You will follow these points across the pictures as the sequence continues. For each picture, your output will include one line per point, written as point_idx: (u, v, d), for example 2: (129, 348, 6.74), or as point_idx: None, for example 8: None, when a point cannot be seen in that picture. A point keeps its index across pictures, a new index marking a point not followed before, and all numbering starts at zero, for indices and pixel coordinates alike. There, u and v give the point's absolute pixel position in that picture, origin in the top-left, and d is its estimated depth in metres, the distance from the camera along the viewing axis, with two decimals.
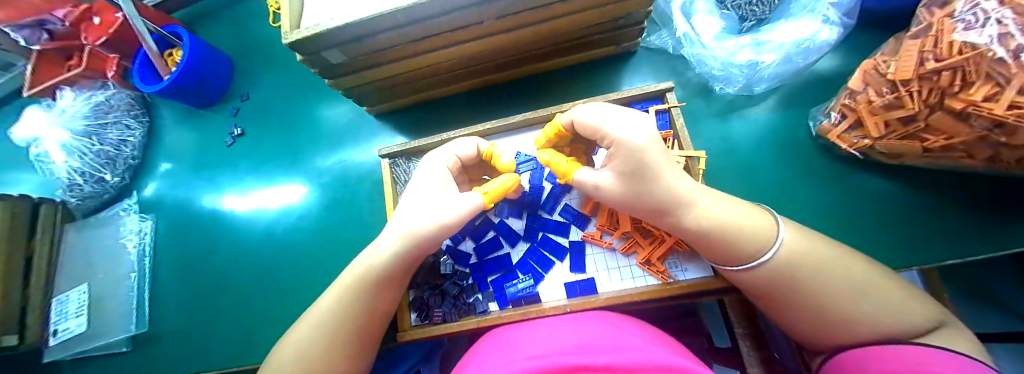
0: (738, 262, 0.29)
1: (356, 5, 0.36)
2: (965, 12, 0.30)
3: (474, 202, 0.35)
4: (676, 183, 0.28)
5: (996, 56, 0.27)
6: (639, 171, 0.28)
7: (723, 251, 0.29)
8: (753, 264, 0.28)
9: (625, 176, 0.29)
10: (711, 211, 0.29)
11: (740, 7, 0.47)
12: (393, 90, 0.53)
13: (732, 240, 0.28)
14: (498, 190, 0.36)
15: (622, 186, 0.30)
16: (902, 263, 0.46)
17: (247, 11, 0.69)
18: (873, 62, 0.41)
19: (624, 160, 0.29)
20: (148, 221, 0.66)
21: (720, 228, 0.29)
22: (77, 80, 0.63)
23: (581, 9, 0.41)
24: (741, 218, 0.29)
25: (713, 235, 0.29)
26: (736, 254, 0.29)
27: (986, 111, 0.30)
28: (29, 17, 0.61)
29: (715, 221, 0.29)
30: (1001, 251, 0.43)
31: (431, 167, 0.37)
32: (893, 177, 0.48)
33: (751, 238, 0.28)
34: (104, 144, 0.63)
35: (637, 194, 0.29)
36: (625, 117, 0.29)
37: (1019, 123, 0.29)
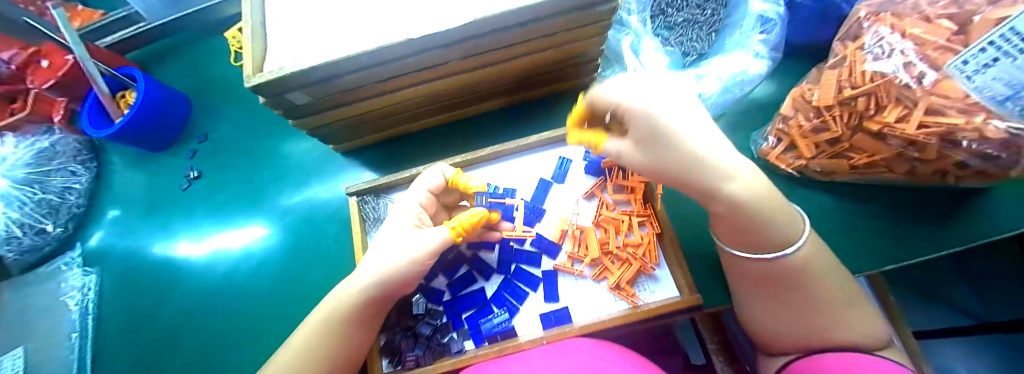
0: (764, 249, 0.28)
1: (322, 51, 0.37)
2: (874, 45, 0.36)
3: (441, 235, 0.36)
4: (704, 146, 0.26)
5: (902, 83, 0.32)
6: (653, 138, 0.27)
7: (757, 233, 0.28)
8: (774, 253, 0.28)
9: (642, 143, 0.28)
10: (749, 179, 0.26)
11: (683, 44, 0.55)
12: (360, 128, 0.53)
13: (768, 224, 0.27)
14: (465, 223, 0.37)
15: (642, 156, 0.29)
16: (855, 268, 0.49)
17: (209, 49, 0.68)
18: (800, 91, 0.46)
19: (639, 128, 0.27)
20: (92, 275, 0.61)
21: (763, 211, 0.26)
22: (20, 126, 0.60)
23: (540, 49, 0.44)
24: (775, 200, 0.27)
25: (754, 213, 0.26)
26: (769, 239, 0.28)
27: (899, 131, 0.34)
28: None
29: (755, 194, 0.26)
30: (941, 251, 0.47)
31: (405, 206, 0.40)
32: (834, 192, 0.52)
33: (783, 225, 0.27)
34: (47, 192, 0.60)
35: (657, 160, 0.28)
36: (643, 89, 0.27)
37: (929, 141, 0.33)
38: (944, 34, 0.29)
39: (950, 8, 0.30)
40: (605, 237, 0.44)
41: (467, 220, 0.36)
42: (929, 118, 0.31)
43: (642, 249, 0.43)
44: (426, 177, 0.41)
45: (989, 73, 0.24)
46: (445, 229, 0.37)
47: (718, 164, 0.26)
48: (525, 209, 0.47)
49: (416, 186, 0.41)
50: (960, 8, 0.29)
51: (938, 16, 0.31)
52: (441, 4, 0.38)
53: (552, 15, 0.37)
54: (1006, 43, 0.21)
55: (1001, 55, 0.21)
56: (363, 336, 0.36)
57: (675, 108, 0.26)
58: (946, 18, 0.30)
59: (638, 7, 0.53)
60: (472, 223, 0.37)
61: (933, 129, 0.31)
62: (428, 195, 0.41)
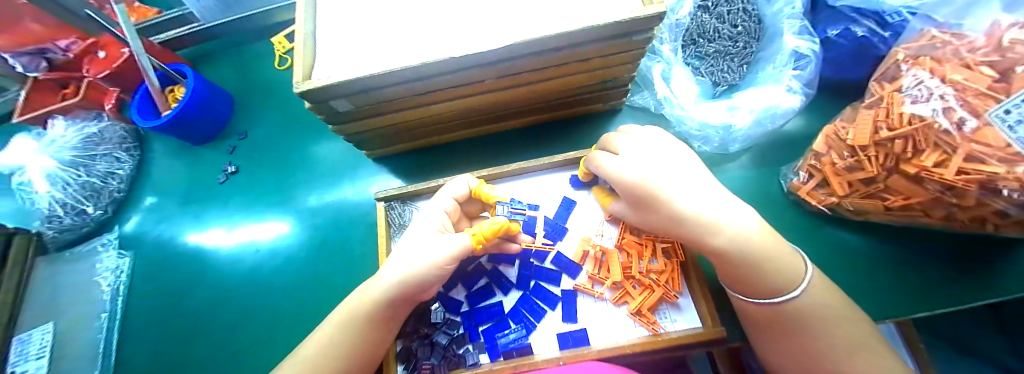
0: (768, 295, 0.30)
1: (368, 63, 0.39)
2: (913, 88, 0.36)
3: (462, 242, 0.34)
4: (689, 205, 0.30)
5: (941, 128, 0.32)
6: (643, 202, 0.33)
7: (754, 280, 0.30)
8: (775, 295, 0.29)
9: (638, 206, 0.34)
10: (741, 231, 0.29)
11: (713, 74, 0.55)
12: (393, 137, 0.55)
13: (759, 267, 0.29)
14: (487, 232, 0.36)
15: (641, 215, 0.35)
16: (882, 314, 0.48)
17: (253, 50, 0.72)
18: (834, 129, 0.46)
19: (630, 194, 0.34)
20: (126, 258, 0.64)
21: (750, 256, 0.29)
22: (72, 110, 0.64)
23: (575, 72, 0.45)
24: (769, 246, 0.29)
25: (742, 259, 0.29)
26: (760, 284, 0.30)
27: (937, 176, 0.34)
28: (31, 45, 0.65)
29: (744, 245, 0.29)
30: (979, 300, 0.46)
31: (431, 214, 0.38)
32: (860, 232, 0.51)
33: (777, 270, 0.29)
34: (91, 176, 0.63)
35: (654, 220, 0.33)
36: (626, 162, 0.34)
37: (967, 187, 0.32)
38: (984, 81, 0.30)
39: (990, 56, 0.31)
40: (628, 261, 0.44)
41: (489, 229, 0.35)
42: (969, 165, 0.31)
43: (665, 276, 0.43)
44: (451, 186, 0.41)
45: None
46: (465, 236, 0.35)
47: (703, 219, 0.29)
48: (547, 227, 0.48)
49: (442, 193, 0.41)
50: (1001, 56, 0.30)
51: (977, 63, 0.32)
52: (483, 26, 0.39)
53: (587, 42, 0.38)
54: None
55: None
56: (382, 340, 0.34)
57: (658, 174, 0.31)
58: (985, 65, 0.31)
59: (670, 36, 0.54)
60: (494, 233, 0.36)
61: (973, 176, 0.31)
62: (454, 204, 0.40)
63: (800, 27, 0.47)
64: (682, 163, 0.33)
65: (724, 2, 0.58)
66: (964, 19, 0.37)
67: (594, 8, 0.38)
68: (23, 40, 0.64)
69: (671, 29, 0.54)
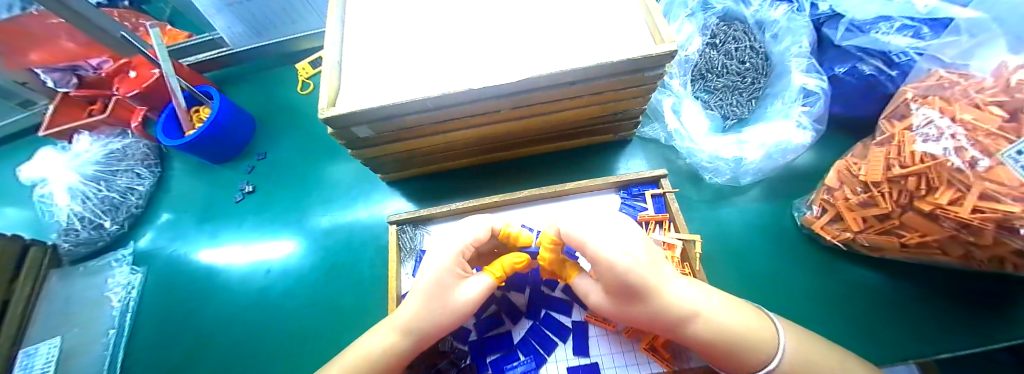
0: (744, 370, 0.27)
1: (390, 93, 0.41)
2: (921, 127, 0.37)
3: (485, 280, 0.34)
4: (671, 296, 0.26)
5: (953, 166, 0.32)
6: (627, 291, 0.26)
7: (728, 357, 0.27)
8: (762, 372, 0.27)
9: (615, 293, 0.27)
10: (713, 315, 0.27)
11: (722, 107, 0.56)
12: (409, 161, 0.56)
13: (740, 351, 0.26)
14: (507, 266, 0.36)
15: (616, 303, 0.28)
16: (889, 358, 0.46)
17: (277, 74, 0.75)
18: (845, 164, 0.46)
19: (612, 280, 0.26)
20: (138, 273, 0.64)
21: (722, 341, 0.26)
22: (98, 126, 0.67)
23: (589, 105, 0.47)
24: (738, 323, 0.27)
25: (717, 347, 0.26)
26: (739, 361, 0.27)
27: (953, 214, 0.34)
28: (63, 63, 0.71)
29: (716, 332, 0.26)
30: (987, 346, 0.44)
31: (441, 257, 0.32)
32: (873, 266, 0.51)
33: (752, 343, 0.27)
34: (110, 191, 0.64)
35: (631, 311, 0.27)
36: (604, 234, 0.27)
37: (984, 226, 0.33)
38: (995, 121, 0.31)
39: (999, 96, 0.32)
40: None
41: (510, 262, 0.35)
42: (984, 203, 0.31)
43: None
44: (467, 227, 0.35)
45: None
46: (487, 275, 0.34)
47: (679, 307, 0.26)
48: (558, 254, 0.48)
49: (456, 232, 0.35)
50: (1009, 96, 0.31)
51: (986, 102, 0.32)
52: (500, 60, 0.41)
53: (601, 78, 0.40)
54: None
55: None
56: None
57: (642, 260, 0.26)
58: (994, 105, 0.32)
59: (679, 71, 0.56)
60: (515, 268, 0.36)
61: (989, 214, 0.31)
62: (468, 243, 0.34)
63: (807, 65, 0.48)
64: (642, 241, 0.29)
65: (732, 39, 0.59)
66: (970, 59, 0.38)
67: (609, 46, 0.39)
68: (55, 57, 0.69)
69: (681, 65, 0.56)
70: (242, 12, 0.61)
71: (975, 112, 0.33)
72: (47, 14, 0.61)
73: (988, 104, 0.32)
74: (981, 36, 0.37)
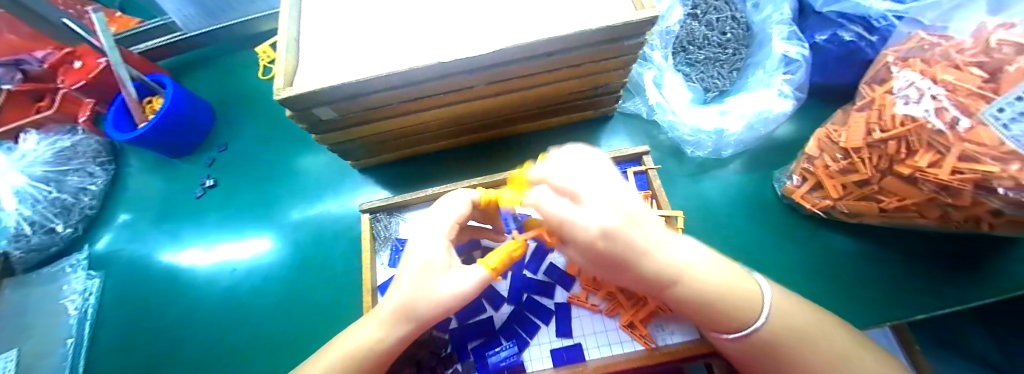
0: (734, 330, 0.24)
1: (351, 69, 0.38)
2: (902, 90, 0.36)
3: (479, 274, 0.27)
4: (660, 258, 0.22)
5: (934, 128, 0.32)
6: (613, 259, 0.21)
7: (717, 318, 0.24)
8: (749, 331, 0.24)
9: (595, 258, 0.22)
10: (701, 272, 0.23)
11: (703, 80, 0.54)
12: (382, 145, 0.53)
13: (727, 308, 0.23)
14: (505, 257, 0.27)
15: (592, 264, 0.24)
16: (872, 321, 0.46)
17: (239, 61, 0.70)
18: (825, 131, 0.46)
19: (593, 250, 0.21)
20: (95, 279, 0.60)
21: (711, 298, 0.23)
22: (45, 123, 0.62)
23: (566, 78, 0.44)
24: (726, 280, 0.24)
25: (705, 306, 0.23)
26: (725, 321, 0.24)
27: (931, 176, 0.33)
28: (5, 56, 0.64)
29: (705, 288, 0.23)
30: (949, 307, 0.45)
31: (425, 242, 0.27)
32: (854, 234, 0.51)
33: (739, 299, 0.24)
34: (61, 192, 0.60)
35: (614, 271, 0.23)
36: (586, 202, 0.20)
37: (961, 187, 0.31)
38: (975, 81, 0.31)
39: (979, 57, 0.31)
40: None
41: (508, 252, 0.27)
42: (963, 164, 0.30)
43: None
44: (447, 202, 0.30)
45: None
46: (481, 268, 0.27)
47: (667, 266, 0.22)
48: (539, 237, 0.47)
49: (435, 213, 0.29)
50: (988, 57, 0.31)
51: (966, 63, 0.32)
52: (469, 31, 0.39)
53: (576, 48, 0.37)
54: None
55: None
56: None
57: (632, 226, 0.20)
58: (975, 67, 0.31)
59: (661, 43, 0.54)
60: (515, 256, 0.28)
61: (967, 176, 0.30)
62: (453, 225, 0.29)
63: (789, 32, 0.47)
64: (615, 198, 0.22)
65: (713, 9, 0.58)
66: (949, 22, 0.38)
67: (584, 12, 0.37)
68: None
69: (662, 37, 0.54)
70: None
71: (956, 72, 0.32)
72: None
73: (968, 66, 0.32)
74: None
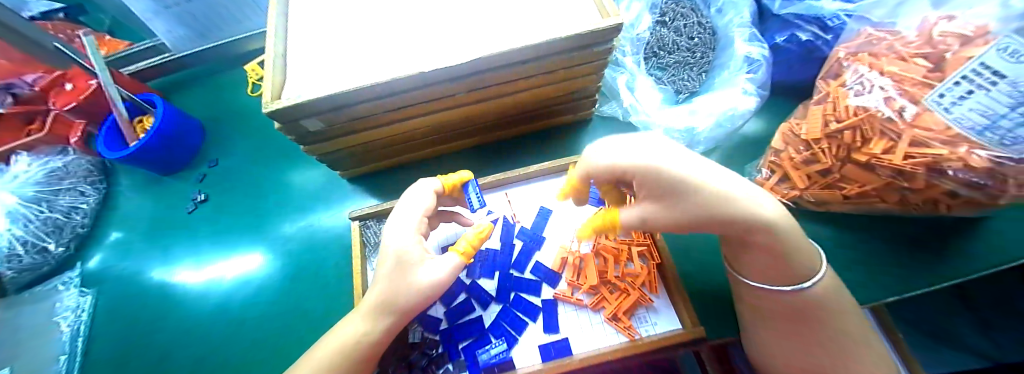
0: (797, 281, 0.28)
1: (337, 81, 0.40)
2: (853, 83, 0.40)
3: (454, 261, 0.33)
4: (748, 202, 0.24)
5: (885, 116, 0.35)
6: (707, 206, 0.23)
7: (789, 269, 0.28)
8: (804, 286, 0.28)
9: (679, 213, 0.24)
10: (779, 216, 0.26)
11: (674, 82, 0.57)
12: (367, 155, 0.55)
13: (797, 261, 0.27)
14: (473, 242, 0.35)
15: (677, 223, 0.24)
16: (868, 299, 0.49)
17: (230, 79, 0.72)
18: (789, 126, 0.49)
19: (687, 200, 0.23)
20: (88, 295, 0.60)
21: (789, 245, 0.26)
22: (36, 146, 0.63)
23: (543, 84, 0.47)
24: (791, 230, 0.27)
25: (784, 251, 0.26)
26: (795, 273, 0.28)
27: (886, 162, 0.36)
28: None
29: (786, 230, 0.26)
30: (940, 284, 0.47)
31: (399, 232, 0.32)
32: (825, 222, 0.53)
33: (806, 255, 0.28)
34: (53, 211, 0.60)
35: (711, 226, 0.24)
36: (663, 154, 0.24)
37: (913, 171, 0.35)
38: (920, 71, 0.33)
39: (922, 50, 0.34)
40: (605, 265, 0.44)
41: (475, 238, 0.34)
42: (914, 149, 0.33)
43: (641, 278, 0.43)
44: (415, 194, 0.35)
45: (964, 105, 0.28)
46: (454, 254, 0.34)
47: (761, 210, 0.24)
48: (525, 238, 0.48)
49: (405, 206, 0.34)
50: (933, 48, 0.33)
51: (911, 55, 0.35)
52: (448, 42, 0.41)
53: (549, 55, 0.40)
54: (977, 76, 0.26)
55: (976, 87, 0.26)
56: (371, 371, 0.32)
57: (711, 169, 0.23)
58: (918, 58, 0.34)
59: (632, 49, 0.57)
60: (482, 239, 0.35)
61: (918, 160, 0.33)
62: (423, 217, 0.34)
63: (750, 34, 0.51)
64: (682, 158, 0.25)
65: (680, 16, 0.61)
66: (896, 18, 0.40)
67: (554, 22, 0.40)
68: None
69: (633, 43, 0.57)
70: (183, 15, 0.59)
71: (902, 64, 0.35)
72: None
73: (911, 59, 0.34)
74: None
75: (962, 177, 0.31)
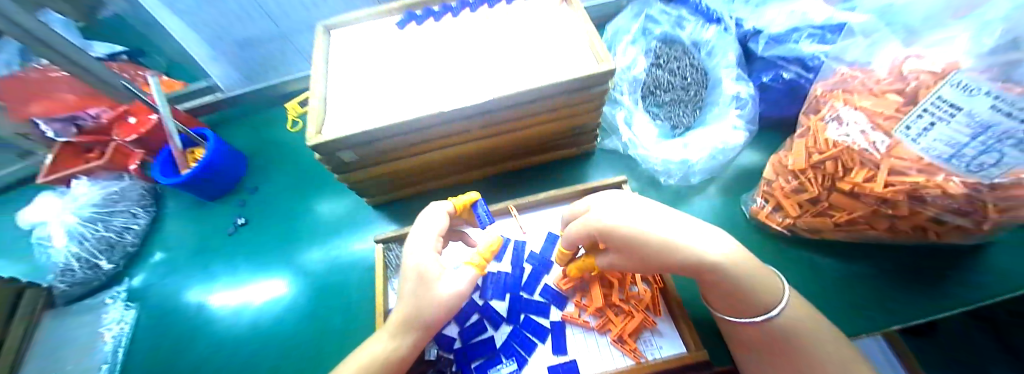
0: (761, 312, 0.32)
1: (372, 117, 0.46)
2: (830, 118, 0.44)
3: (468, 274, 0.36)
4: (686, 242, 0.31)
5: (861, 149, 0.39)
6: (638, 247, 0.33)
7: (748, 301, 0.32)
8: (768, 316, 0.32)
9: (627, 253, 0.35)
10: (729, 254, 0.31)
11: (671, 119, 0.62)
12: (390, 185, 0.61)
13: (754, 296, 0.32)
14: (485, 254, 0.37)
15: (630, 260, 0.35)
16: (875, 324, 0.49)
17: (270, 115, 0.81)
18: (779, 158, 0.54)
19: (625, 242, 0.34)
20: (132, 309, 0.66)
21: (740, 280, 0.31)
22: (96, 171, 0.71)
23: (550, 121, 0.53)
24: (752, 269, 0.32)
25: (736, 285, 0.31)
26: (756, 304, 0.32)
27: (869, 189, 0.40)
28: (65, 113, 0.76)
29: (735, 266, 0.31)
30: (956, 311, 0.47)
31: (419, 248, 0.36)
32: (822, 250, 0.55)
33: (765, 290, 0.32)
34: (107, 231, 0.66)
35: (648, 261, 0.33)
36: (612, 213, 0.35)
37: (898, 198, 0.39)
38: (891, 107, 0.35)
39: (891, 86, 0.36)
40: (610, 289, 0.47)
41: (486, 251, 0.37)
42: (893, 178, 0.37)
43: (645, 302, 0.45)
44: (431, 217, 0.39)
45: (929, 136, 0.32)
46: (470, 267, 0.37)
47: (696, 250, 0.31)
48: (535, 262, 0.52)
49: (421, 226, 0.38)
50: (903, 85, 0.35)
51: (881, 92, 0.38)
52: (467, 84, 0.47)
53: (553, 95, 0.45)
54: (937, 109, 0.30)
55: (937, 120, 0.30)
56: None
57: (649, 220, 0.32)
58: (889, 94, 0.36)
59: (629, 89, 0.63)
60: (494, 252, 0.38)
61: (898, 188, 0.38)
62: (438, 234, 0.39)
63: (736, 74, 0.57)
64: (642, 211, 0.35)
65: (673, 59, 0.67)
66: (870, 57, 0.43)
67: (559, 67, 0.46)
68: (58, 109, 0.74)
69: (629, 85, 0.63)
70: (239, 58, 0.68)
71: (874, 99, 0.38)
72: (49, 67, 0.72)
73: (883, 93, 0.38)
74: (873, 35, 0.43)
75: (941, 203, 0.36)
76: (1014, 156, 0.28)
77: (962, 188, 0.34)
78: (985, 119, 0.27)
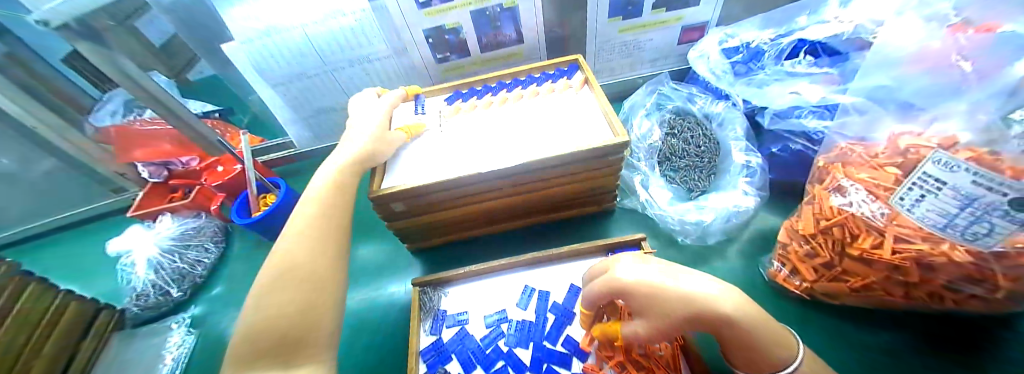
0: (780, 364, 0.34)
1: (427, 173, 0.55)
2: (831, 187, 0.51)
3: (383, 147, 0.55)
4: (685, 287, 0.35)
5: (865, 217, 0.45)
6: (646, 297, 0.37)
7: (767, 353, 0.34)
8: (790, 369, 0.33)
9: (643, 309, 0.38)
10: (730, 296, 0.34)
11: (686, 182, 0.71)
12: (430, 233, 0.69)
13: (768, 347, 0.33)
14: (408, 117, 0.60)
15: (645, 319, 0.38)
16: None
17: None
18: (790, 222, 0.59)
19: (634, 293, 0.38)
20: (191, 335, 0.72)
21: (751, 327, 0.33)
22: (180, 210, 0.84)
23: (574, 183, 0.61)
24: (759, 315, 0.34)
25: (749, 333, 0.33)
26: (772, 356, 0.34)
27: (879, 256, 0.44)
28: (161, 159, 0.89)
29: (741, 311, 0.33)
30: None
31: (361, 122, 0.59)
32: (846, 314, 0.55)
33: (778, 342, 0.34)
34: (181, 262, 0.77)
35: (660, 315, 0.36)
36: (618, 267, 0.41)
37: (908, 265, 0.42)
38: (891, 178, 0.42)
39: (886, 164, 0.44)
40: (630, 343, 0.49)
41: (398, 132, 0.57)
42: (900, 244, 0.42)
43: (665, 359, 0.47)
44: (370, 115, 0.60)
45: (922, 206, 0.38)
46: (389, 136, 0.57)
47: (695, 293, 0.34)
48: (557, 312, 0.56)
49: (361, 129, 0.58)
50: (902, 159, 0.43)
51: (883, 164, 0.45)
52: (504, 149, 0.56)
53: (578, 161, 0.54)
54: (924, 184, 0.37)
55: (926, 192, 0.37)
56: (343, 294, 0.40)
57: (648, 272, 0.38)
58: (886, 169, 0.44)
59: (644, 156, 0.77)
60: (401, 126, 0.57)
61: (907, 253, 0.42)
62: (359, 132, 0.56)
63: (745, 146, 0.68)
64: (644, 268, 0.40)
65: (687, 128, 0.78)
66: (872, 132, 0.50)
67: (580, 138, 0.55)
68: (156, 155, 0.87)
69: (646, 152, 0.77)
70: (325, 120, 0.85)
71: (873, 171, 0.45)
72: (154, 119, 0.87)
73: (883, 166, 0.45)
74: (870, 113, 0.50)
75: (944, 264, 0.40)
76: (1001, 225, 0.33)
77: (968, 256, 0.38)
78: (970, 193, 0.33)
